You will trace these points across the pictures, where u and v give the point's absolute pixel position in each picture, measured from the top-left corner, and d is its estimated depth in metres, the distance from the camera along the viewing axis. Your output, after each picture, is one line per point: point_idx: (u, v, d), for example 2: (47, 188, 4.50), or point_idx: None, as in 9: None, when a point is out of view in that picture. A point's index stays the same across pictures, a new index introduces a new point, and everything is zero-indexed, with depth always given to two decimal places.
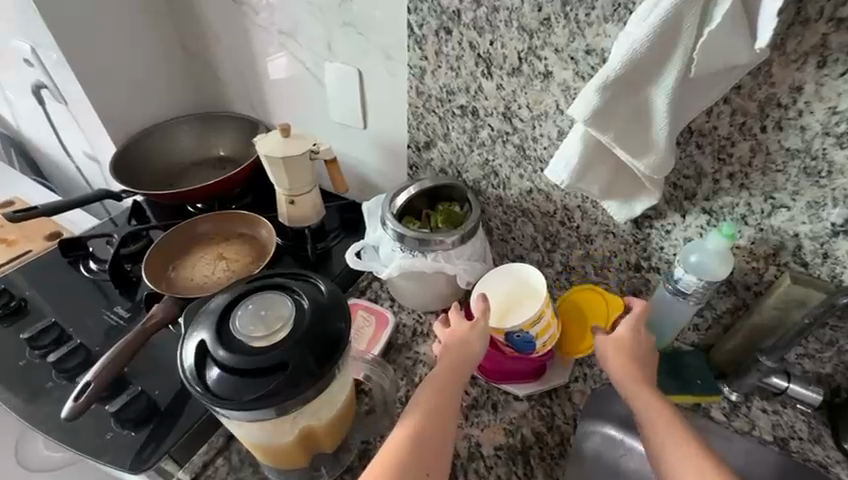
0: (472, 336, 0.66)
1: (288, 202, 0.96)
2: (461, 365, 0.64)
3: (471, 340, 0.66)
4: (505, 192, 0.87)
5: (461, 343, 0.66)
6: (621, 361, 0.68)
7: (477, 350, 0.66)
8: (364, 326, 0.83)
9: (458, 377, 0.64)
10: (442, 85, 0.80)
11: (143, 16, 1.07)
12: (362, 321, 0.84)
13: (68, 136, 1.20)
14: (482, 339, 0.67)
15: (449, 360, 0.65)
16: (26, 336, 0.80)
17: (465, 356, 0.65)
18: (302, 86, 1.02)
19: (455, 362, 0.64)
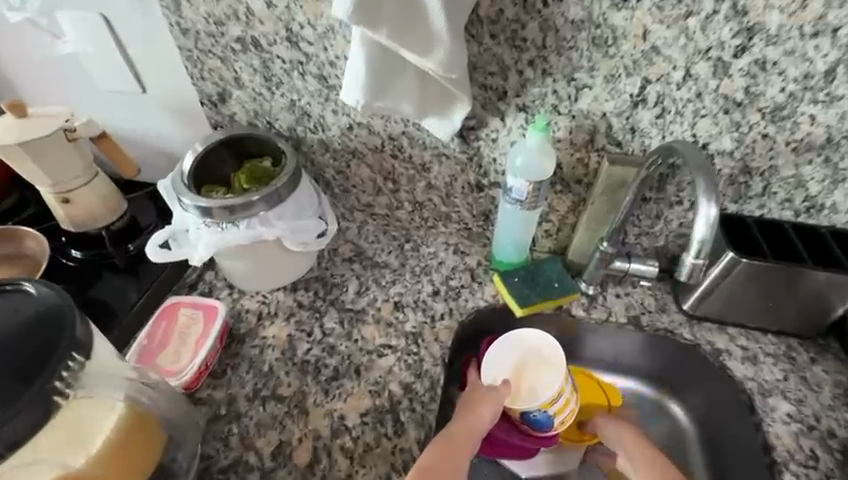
0: (492, 404, 0.62)
1: (61, 201, 0.75)
2: (476, 433, 0.59)
3: (490, 408, 0.61)
4: (327, 135, 0.76)
5: (477, 411, 0.61)
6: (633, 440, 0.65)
7: (483, 424, 0.60)
8: (189, 326, 0.68)
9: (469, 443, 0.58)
10: (207, 15, 0.65)
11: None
12: (188, 322, 0.69)
13: None
14: (494, 412, 0.61)
15: (466, 424, 0.60)
16: None
17: (482, 418, 0.61)
18: (44, 52, 0.79)
19: (470, 428, 0.59)
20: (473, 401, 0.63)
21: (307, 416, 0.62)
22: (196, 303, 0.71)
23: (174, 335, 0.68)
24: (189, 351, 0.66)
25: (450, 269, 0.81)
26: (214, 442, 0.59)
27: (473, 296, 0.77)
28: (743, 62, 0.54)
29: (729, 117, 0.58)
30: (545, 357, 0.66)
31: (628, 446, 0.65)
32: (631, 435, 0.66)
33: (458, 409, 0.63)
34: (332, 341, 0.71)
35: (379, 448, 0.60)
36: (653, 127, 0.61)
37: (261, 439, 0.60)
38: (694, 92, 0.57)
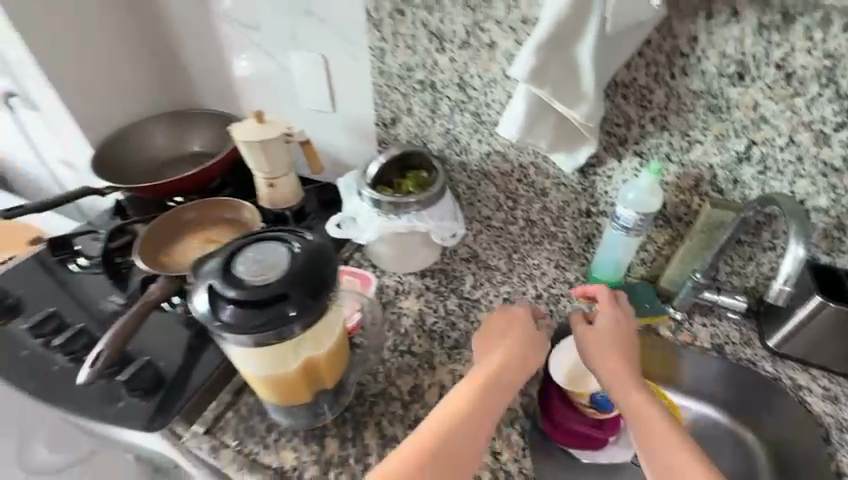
0: (540, 342, 0.71)
1: (268, 185, 1.02)
2: (519, 367, 0.67)
3: (537, 349, 0.71)
4: (468, 158, 0.95)
5: (520, 344, 0.70)
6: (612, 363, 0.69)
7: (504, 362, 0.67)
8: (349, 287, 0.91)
9: (515, 377, 0.66)
10: (401, 63, 0.88)
11: (102, 15, 1.08)
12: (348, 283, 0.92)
13: (42, 145, 1.23)
14: (532, 336, 0.71)
15: (508, 354, 0.68)
16: (27, 326, 0.85)
17: (525, 359, 0.69)
18: (270, 76, 1.08)
19: (515, 364, 0.67)
20: (516, 340, 0.70)
21: (434, 370, 0.80)
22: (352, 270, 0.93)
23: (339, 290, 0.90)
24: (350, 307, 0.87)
25: (551, 280, 0.96)
26: (366, 375, 0.79)
27: (570, 304, 0.92)
28: (842, 136, 0.65)
29: (826, 179, 0.69)
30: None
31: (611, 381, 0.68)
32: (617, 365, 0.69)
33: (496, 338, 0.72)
34: (453, 319, 0.89)
35: None
36: (754, 180, 0.73)
37: (399, 379, 0.78)
38: (795, 156, 0.69)
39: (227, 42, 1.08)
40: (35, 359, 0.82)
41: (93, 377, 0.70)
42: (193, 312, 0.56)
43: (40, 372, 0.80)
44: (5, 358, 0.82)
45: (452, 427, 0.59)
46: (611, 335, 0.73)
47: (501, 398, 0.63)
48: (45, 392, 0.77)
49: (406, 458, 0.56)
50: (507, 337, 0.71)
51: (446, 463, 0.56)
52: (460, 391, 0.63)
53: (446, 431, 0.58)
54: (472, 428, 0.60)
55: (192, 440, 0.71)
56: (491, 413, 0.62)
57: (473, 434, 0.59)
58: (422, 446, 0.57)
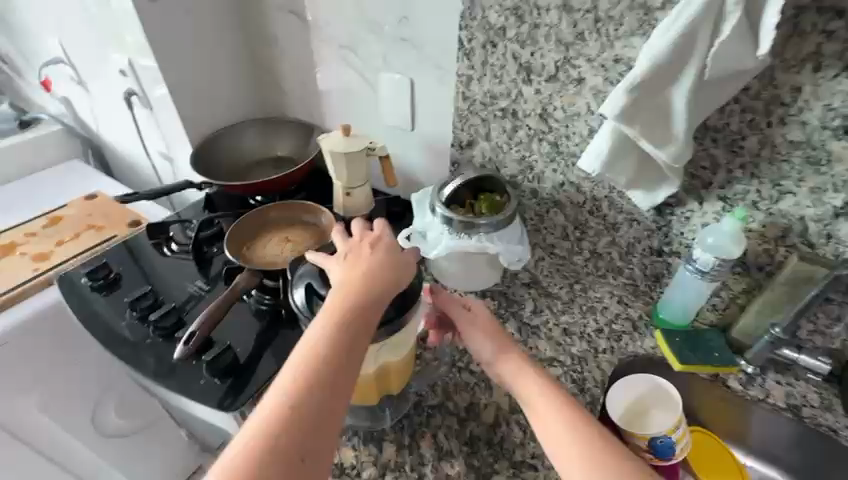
0: (402, 280, 0.63)
1: (345, 194, 1.08)
2: (389, 293, 0.60)
3: (396, 282, 0.61)
4: (539, 185, 0.97)
5: (383, 271, 0.61)
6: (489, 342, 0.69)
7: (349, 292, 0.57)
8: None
9: (368, 313, 0.57)
10: (486, 91, 0.92)
11: (215, 28, 1.20)
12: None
13: (147, 138, 1.38)
14: (374, 265, 0.61)
15: (348, 290, 0.58)
16: (128, 300, 0.95)
17: (377, 285, 0.59)
18: (356, 93, 1.15)
19: (381, 288, 0.59)
20: (383, 259, 0.62)
21: (491, 390, 0.81)
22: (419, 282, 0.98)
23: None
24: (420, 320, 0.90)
25: (614, 315, 0.94)
26: (424, 386, 0.81)
27: (633, 343, 0.90)
28: None
29: None
30: (669, 403, 0.77)
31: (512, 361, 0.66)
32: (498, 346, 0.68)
33: (352, 236, 0.67)
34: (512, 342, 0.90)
35: None
36: None
37: (456, 395, 0.80)
38: None
39: (321, 59, 1.17)
40: (131, 330, 0.91)
41: (187, 354, 0.79)
42: (293, 306, 0.69)
43: (135, 343, 0.89)
44: (106, 326, 0.93)
45: (321, 367, 0.50)
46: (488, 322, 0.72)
47: (362, 341, 0.54)
48: (138, 361, 0.86)
49: (271, 420, 0.46)
50: (355, 253, 0.63)
51: (321, 408, 0.48)
52: (319, 330, 0.53)
53: (313, 377, 0.49)
54: (340, 367, 0.51)
55: None
56: (355, 356, 0.53)
57: (338, 381, 0.50)
58: (286, 403, 0.47)
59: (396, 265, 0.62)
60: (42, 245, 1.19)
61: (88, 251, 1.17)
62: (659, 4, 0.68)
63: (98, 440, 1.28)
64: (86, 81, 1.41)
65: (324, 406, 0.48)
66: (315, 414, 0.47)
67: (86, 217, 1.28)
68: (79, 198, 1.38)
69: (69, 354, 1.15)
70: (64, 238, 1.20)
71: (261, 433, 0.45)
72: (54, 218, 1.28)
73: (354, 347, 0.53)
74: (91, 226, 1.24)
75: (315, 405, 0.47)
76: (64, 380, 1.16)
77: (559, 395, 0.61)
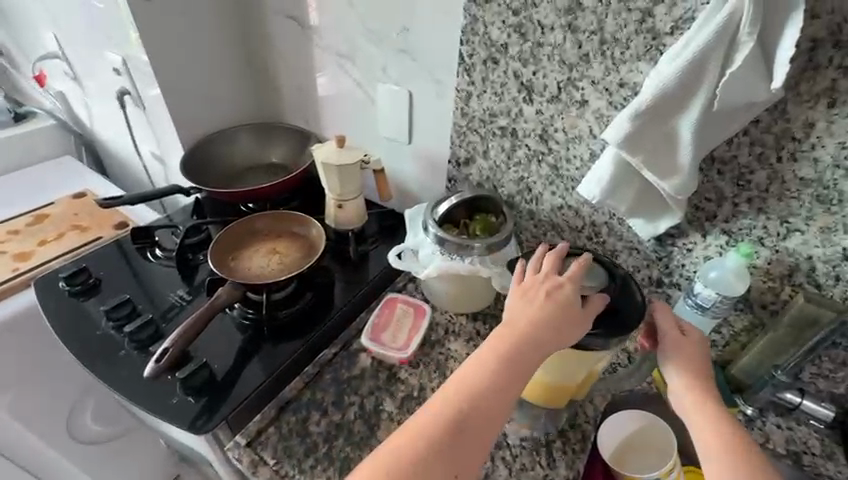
0: (574, 328, 0.61)
1: (336, 206, 1.05)
2: (564, 333, 0.60)
3: (566, 330, 0.60)
4: (538, 207, 0.94)
5: (559, 314, 0.60)
6: (685, 370, 0.67)
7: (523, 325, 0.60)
8: (405, 318, 0.92)
9: (535, 348, 0.59)
10: (486, 108, 0.89)
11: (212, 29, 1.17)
12: (404, 315, 0.92)
13: (140, 138, 1.35)
14: (557, 301, 0.61)
15: (518, 317, 0.61)
16: (104, 308, 0.91)
17: (548, 321, 0.60)
18: (354, 102, 1.12)
19: (551, 328, 0.60)
20: (565, 297, 0.61)
21: None
22: (407, 300, 0.95)
23: (393, 322, 0.91)
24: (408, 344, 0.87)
25: None
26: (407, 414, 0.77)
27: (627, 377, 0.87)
28: None
29: None
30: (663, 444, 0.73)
31: (690, 394, 0.65)
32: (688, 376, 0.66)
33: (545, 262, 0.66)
34: None
35: (532, 471, 0.72)
36: None
37: None
38: None
39: (319, 66, 1.14)
40: (106, 340, 0.88)
41: (157, 371, 0.75)
42: None
43: (108, 355, 0.85)
44: (80, 335, 0.89)
45: (476, 401, 0.56)
46: (698, 354, 0.69)
47: (519, 376, 0.58)
48: (110, 374, 0.82)
49: (417, 430, 0.55)
50: (531, 291, 0.63)
51: (474, 434, 0.55)
52: (485, 362, 0.58)
53: (468, 405, 0.56)
54: (494, 402, 0.56)
55: (235, 450, 0.74)
56: (510, 394, 0.57)
57: (490, 409, 0.56)
58: (438, 421, 0.55)
59: (571, 308, 0.61)
60: (23, 243, 1.16)
61: (71, 252, 1.14)
62: (667, 29, 0.65)
63: (72, 447, 1.24)
64: (81, 77, 1.38)
65: (469, 434, 0.55)
66: (461, 439, 0.54)
67: (72, 216, 1.25)
68: (67, 196, 1.35)
69: (44, 358, 1.11)
70: (47, 238, 1.17)
71: (409, 439, 0.54)
72: (39, 217, 1.25)
73: (510, 377, 0.57)
74: (75, 226, 1.21)
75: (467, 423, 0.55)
76: (38, 385, 1.12)
77: (740, 444, 0.59)
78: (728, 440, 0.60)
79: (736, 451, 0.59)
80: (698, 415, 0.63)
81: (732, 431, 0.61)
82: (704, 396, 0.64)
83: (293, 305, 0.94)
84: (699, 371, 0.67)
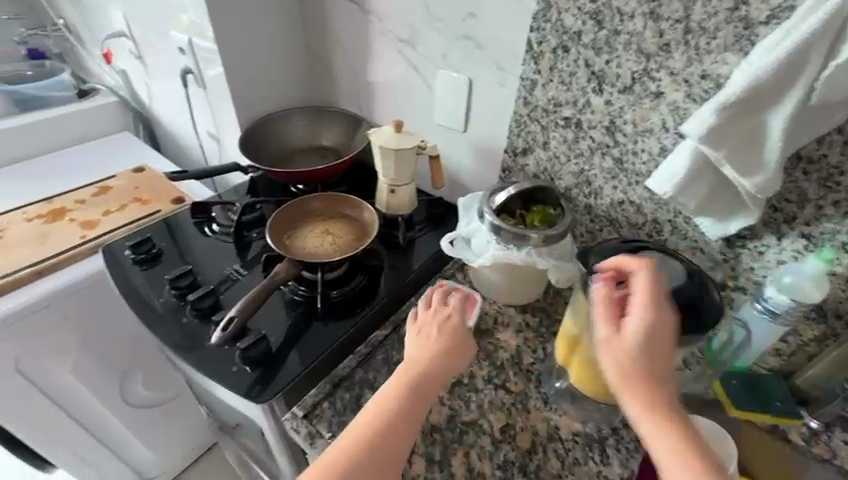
0: (458, 358, 0.68)
1: (389, 191, 1.06)
2: (452, 360, 0.67)
3: (450, 361, 0.67)
4: (596, 202, 0.92)
5: (443, 351, 0.67)
6: (624, 370, 0.52)
7: (421, 356, 0.67)
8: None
9: (432, 374, 0.65)
10: (550, 97, 0.87)
11: (274, 12, 1.19)
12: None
13: (197, 117, 1.40)
14: (442, 332, 0.70)
15: (417, 347, 0.68)
16: (168, 277, 0.94)
17: (442, 352, 0.67)
18: (410, 88, 1.12)
19: (442, 354, 0.67)
20: (448, 329, 0.70)
21: (528, 413, 0.77)
22: (456, 288, 0.95)
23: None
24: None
25: None
26: (458, 400, 0.78)
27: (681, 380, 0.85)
28: None
29: None
30: None
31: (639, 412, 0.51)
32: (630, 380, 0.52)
33: (431, 301, 0.76)
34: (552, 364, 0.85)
35: (585, 466, 0.71)
36: None
37: (492, 414, 0.76)
38: None
39: (377, 51, 1.14)
40: (169, 307, 0.91)
41: (223, 340, 0.78)
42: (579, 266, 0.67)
43: (171, 321, 0.89)
44: (145, 301, 0.93)
45: (387, 426, 0.60)
46: (648, 353, 0.53)
47: (421, 398, 0.63)
48: (173, 340, 0.85)
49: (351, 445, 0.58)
50: (425, 331, 0.70)
51: (382, 454, 0.58)
52: (390, 395, 0.63)
53: (376, 432, 0.59)
54: (399, 429, 0.60)
55: (291, 421, 0.76)
56: (413, 421, 0.61)
57: (400, 429, 0.60)
58: (356, 447, 0.58)
59: (453, 344, 0.68)
60: (89, 212, 1.22)
61: (133, 223, 1.19)
62: (763, 18, 0.62)
63: (123, 409, 1.31)
64: (145, 55, 1.43)
65: (383, 458, 0.58)
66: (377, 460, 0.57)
67: (133, 189, 1.31)
68: (127, 170, 1.41)
69: (104, 322, 1.17)
70: (110, 209, 1.22)
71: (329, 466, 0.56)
72: (102, 188, 1.31)
73: (414, 399, 0.63)
74: (136, 199, 1.27)
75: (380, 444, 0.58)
76: (98, 347, 1.18)
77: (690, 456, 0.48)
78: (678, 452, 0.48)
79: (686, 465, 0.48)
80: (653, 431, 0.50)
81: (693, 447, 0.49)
82: (662, 407, 0.51)
83: (344, 286, 0.96)
84: (653, 374, 0.52)
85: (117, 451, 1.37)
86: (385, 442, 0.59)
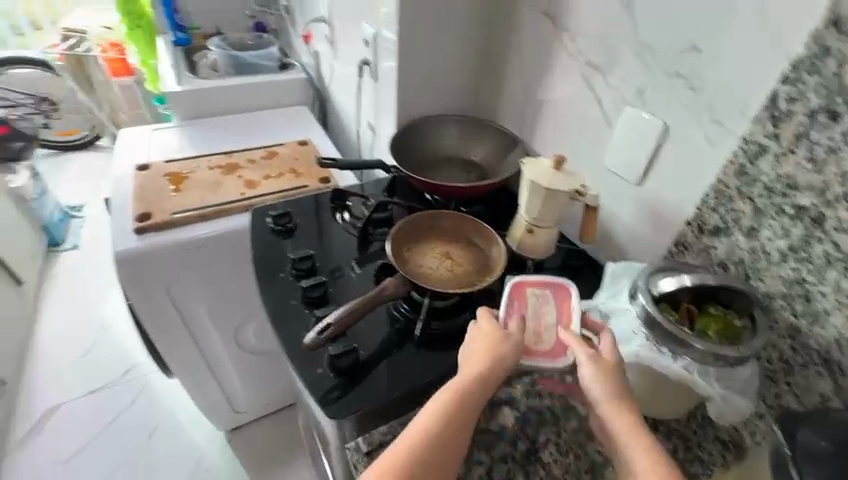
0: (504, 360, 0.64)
1: (526, 229, 0.93)
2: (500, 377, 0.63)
3: (497, 364, 0.63)
4: (812, 328, 0.65)
5: (490, 359, 0.63)
6: (603, 373, 0.61)
7: (472, 372, 0.63)
8: (544, 305, 0.72)
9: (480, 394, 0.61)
10: (782, 174, 0.65)
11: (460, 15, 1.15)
12: (540, 304, 0.72)
13: (363, 106, 1.46)
14: (492, 349, 0.64)
15: (468, 364, 0.64)
16: (293, 256, 0.98)
17: (492, 369, 0.63)
18: (585, 119, 0.96)
19: (491, 375, 0.63)
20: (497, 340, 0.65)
21: None
22: (532, 282, 0.75)
23: (532, 315, 0.71)
24: (559, 350, 0.67)
25: None
26: None
27: None
28: None
29: None
30: None
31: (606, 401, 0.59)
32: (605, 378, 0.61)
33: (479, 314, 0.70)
34: None
35: None
36: None
37: None
38: None
39: (558, 71, 1.01)
40: (284, 284, 0.95)
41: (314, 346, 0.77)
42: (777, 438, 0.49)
43: (282, 300, 0.92)
44: (268, 271, 0.98)
45: (447, 424, 0.58)
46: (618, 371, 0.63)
47: (470, 416, 0.60)
48: (278, 319, 0.88)
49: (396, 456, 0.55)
50: (471, 346, 0.67)
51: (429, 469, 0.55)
52: (442, 398, 0.60)
53: (436, 435, 0.57)
54: (454, 430, 0.58)
55: (352, 453, 0.71)
56: (470, 418, 0.60)
57: (445, 444, 0.57)
58: (419, 448, 0.56)
59: (498, 350, 0.64)
60: (254, 173, 1.37)
61: (284, 192, 1.30)
62: None
63: (232, 349, 1.46)
64: (337, 42, 1.54)
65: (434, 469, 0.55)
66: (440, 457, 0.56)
67: (293, 161, 1.44)
68: (294, 141, 1.55)
69: (238, 273, 1.31)
70: (271, 174, 1.35)
71: (389, 467, 0.54)
72: (271, 153, 1.46)
73: (462, 415, 0.59)
74: (293, 170, 1.38)
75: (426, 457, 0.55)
76: (227, 293, 1.32)
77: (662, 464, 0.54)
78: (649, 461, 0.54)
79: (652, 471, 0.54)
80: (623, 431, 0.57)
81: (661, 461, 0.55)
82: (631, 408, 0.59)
83: (449, 320, 0.88)
84: (622, 385, 0.61)
85: (223, 383, 1.55)
86: (431, 455, 0.56)
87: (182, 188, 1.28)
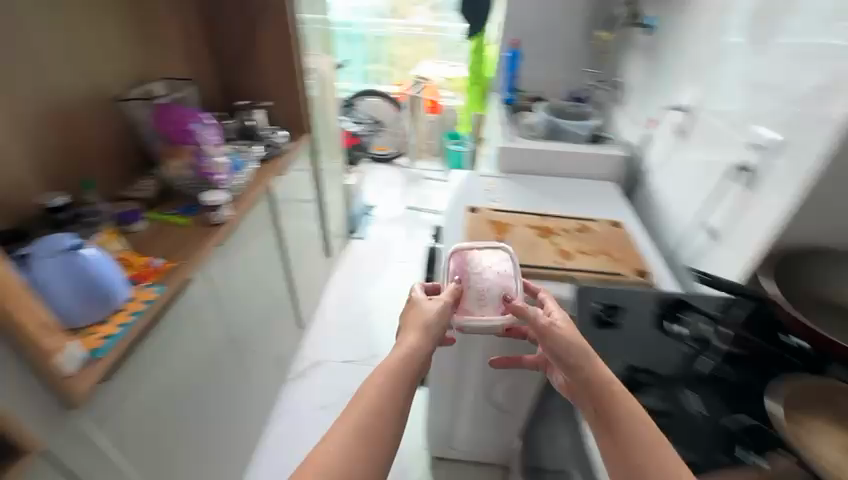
0: (433, 322, 0.84)
1: None
2: (434, 337, 0.83)
3: (426, 316, 0.84)
4: None
5: (418, 339, 0.79)
6: (574, 336, 0.77)
7: (421, 340, 0.80)
8: (484, 261, 1.04)
9: (411, 373, 0.74)
10: None
11: None
12: (480, 269, 0.99)
13: (706, 206, 1.32)
14: (425, 319, 0.84)
15: (429, 328, 0.82)
16: (628, 361, 0.89)
17: (425, 348, 0.79)
18: None
19: (422, 337, 0.80)
20: (420, 332, 0.81)
21: None
22: (482, 246, 1.04)
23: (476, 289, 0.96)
24: (493, 307, 0.95)
25: None
26: None
27: None
28: None
29: None
30: None
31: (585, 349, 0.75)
32: (579, 344, 0.75)
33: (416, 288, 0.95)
34: None
35: None
36: None
37: None
38: None
39: None
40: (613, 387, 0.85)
41: None
42: None
43: None
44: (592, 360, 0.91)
45: (381, 405, 0.67)
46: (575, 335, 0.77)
47: (401, 379, 0.72)
48: None
49: (354, 418, 0.65)
50: (410, 323, 0.84)
51: (365, 423, 0.64)
52: (383, 372, 0.71)
53: (376, 402, 0.67)
54: (393, 399, 0.69)
55: None
56: (404, 387, 0.71)
57: (382, 414, 0.66)
58: (363, 411, 0.65)
59: (428, 333, 0.82)
60: (568, 243, 1.38)
61: (599, 273, 1.26)
62: None
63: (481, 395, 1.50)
64: (691, 134, 1.47)
65: (366, 436, 0.63)
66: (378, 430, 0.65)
67: (605, 241, 1.40)
68: (607, 219, 1.53)
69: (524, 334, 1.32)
70: (586, 250, 1.34)
71: (342, 432, 0.63)
72: (583, 227, 1.46)
73: (390, 389, 0.69)
74: (607, 252, 1.34)
75: (366, 421, 0.65)
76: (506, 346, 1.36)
77: (651, 443, 0.63)
78: (647, 426, 0.64)
79: (647, 449, 0.62)
80: (602, 385, 0.69)
81: (613, 402, 0.67)
82: (607, 379, 0.70)
83: None
84: (585, 350, 0.74)
85: (456, 421, 1.64)
86: (372, 427, 0.65)
87: (503, 239, 1.38)
